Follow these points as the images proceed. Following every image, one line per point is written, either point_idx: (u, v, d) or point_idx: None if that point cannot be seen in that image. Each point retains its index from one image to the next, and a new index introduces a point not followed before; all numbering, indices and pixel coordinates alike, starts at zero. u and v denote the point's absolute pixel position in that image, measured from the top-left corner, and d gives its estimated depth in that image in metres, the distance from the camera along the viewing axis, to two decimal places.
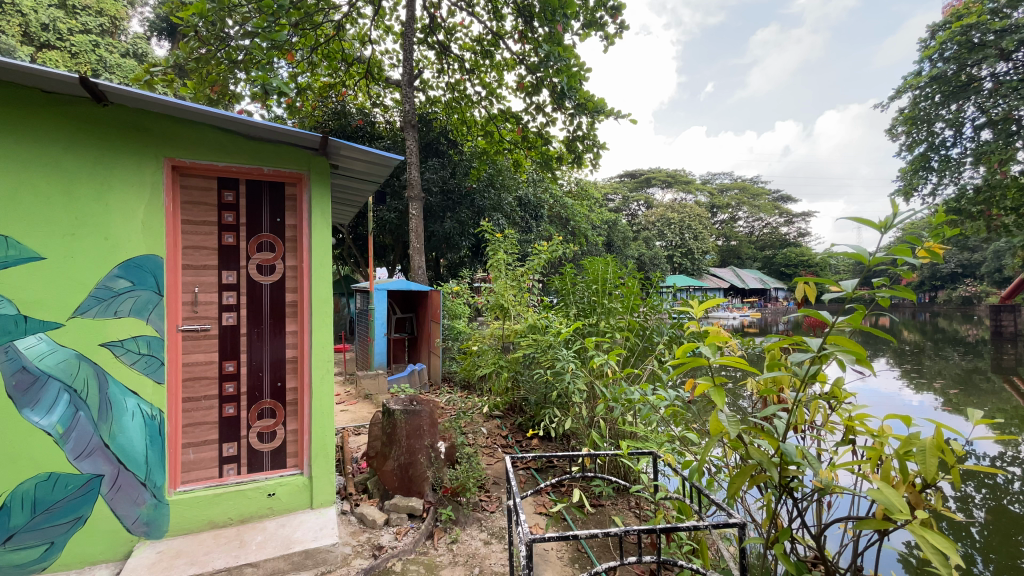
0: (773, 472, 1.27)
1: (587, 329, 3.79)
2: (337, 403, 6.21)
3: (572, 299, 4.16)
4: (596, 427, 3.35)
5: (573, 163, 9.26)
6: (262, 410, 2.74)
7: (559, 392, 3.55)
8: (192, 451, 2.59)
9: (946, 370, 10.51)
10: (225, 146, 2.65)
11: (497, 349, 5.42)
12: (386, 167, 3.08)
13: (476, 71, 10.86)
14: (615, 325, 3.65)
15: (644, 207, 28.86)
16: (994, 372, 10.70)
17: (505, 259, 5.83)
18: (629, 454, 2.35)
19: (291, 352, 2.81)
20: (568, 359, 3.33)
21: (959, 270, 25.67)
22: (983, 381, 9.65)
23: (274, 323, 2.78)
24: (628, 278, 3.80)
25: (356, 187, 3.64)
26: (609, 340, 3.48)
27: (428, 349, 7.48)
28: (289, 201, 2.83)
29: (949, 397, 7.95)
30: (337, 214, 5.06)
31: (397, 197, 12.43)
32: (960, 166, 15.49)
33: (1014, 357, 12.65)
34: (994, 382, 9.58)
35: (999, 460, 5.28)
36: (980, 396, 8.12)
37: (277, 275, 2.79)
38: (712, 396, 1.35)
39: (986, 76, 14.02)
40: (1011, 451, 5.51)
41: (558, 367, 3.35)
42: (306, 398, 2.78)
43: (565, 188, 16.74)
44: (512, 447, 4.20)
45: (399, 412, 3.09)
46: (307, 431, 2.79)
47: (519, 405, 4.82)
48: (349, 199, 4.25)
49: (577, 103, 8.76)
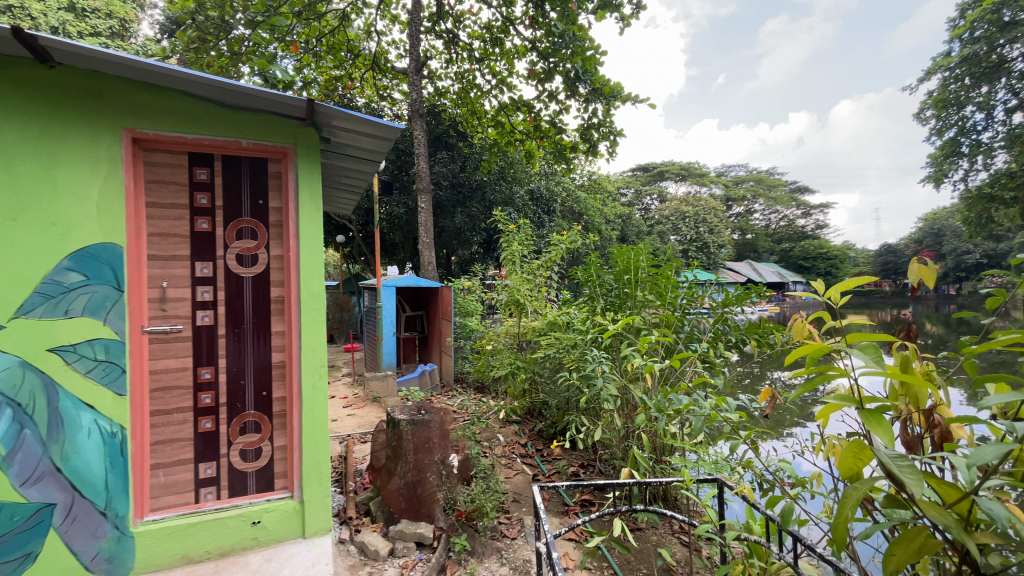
0: (969, 545, 0.81)
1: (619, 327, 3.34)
2: (344, 407, 5.85)
3: (599, 293, 3.70)
4: (632, 439, 2.93)
5: (588, 153, 8.81)
6: (245, 424, 2.36)
7: (588, 398, 3.12)
8: (163, 473, 2.23)
9: None
10: (196, 116, 2.26)
11: (513, 348, 5.01)
12: (389, 140, 2.68)
13: (486, 60, 10.45)
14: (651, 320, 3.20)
15: (659, 202, 28.16)
16: None
17: (520, 251, 5.36)
18: (692, 481, 1.88)
19: (278, 356, 2.42)
20: (600, 359, 2.92)
21: (985, 261, 24.80)
22: None
23: (257, 323, 2.39)
24: (664, 265, 3.33)
25: (356, 168, 3.27)
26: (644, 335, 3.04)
27: (440, 348, 7.11)
28: (273, 180, 2.43)
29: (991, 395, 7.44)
30: (335, 203, 4.66)
31: (407, 193, 12.08)
32: (992, 151, 14.76)
33: None
34: None
35: None
36: None
37: (260, 266, 2.39)
38: (865, 420, 0.88)
39: (1018, 56, 13.31)
40: None
41: (589, 370, 2.93)
42: (296, 408, 2.39)
43: (577, 181, 16.28)
44: (533, 457, 3.82)
45: (405, 422, 2.71)
46: (297, 447, 2.39)
47: (538, 410, 4.43)
48: (349, 186, 3.89)
49: (591, 88, 8.30)
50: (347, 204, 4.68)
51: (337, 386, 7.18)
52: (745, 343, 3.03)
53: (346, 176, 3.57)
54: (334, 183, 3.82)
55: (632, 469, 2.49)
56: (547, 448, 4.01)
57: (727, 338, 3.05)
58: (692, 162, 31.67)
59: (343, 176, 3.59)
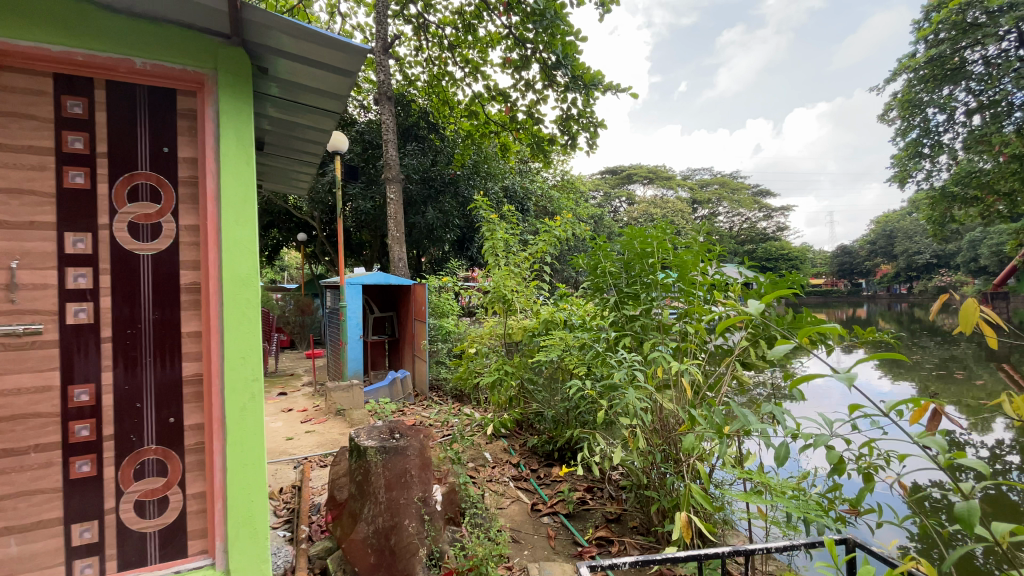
0: None
1: (644, 328, 2.67)
2: (303, 423, 5.09)
3: (611, 287, 2.93)
4: (666, 465, 2.32)
5: (567, 146, 8.29)
6: (144, 464, 1.65)
7: (609, 415, 2.48)
8: (14, 541, 1.51)
9: (944, 361, 10.05)
10: (67, 21, 1.56)
11: (501, 351, 4.41)
12: (350, 73, 2.04)
13: (458, 48, 9.82)
14: (684, 318, 2.55)
15: (628, 205, 28.03)
16: (994, 361, 10.24)
17: (504, 240, 4.69)
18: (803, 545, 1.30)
19: (192, 368, 1.71)
20: (631, 361, 2.31)
21: (934, 261, 25.97)
22: (983, 369, 9.23)
23: (160, 324, 1.67)
24: (694, 244, 2.66)
25: (302, 117, 2.56)
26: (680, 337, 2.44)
27: (413, 353, 6.43)
28: (185, 119, 1.74)
29: (970, 392, 7.38)
30: (284, 181, 3.91)
31: (374, 186, 11.29)
32: (954, 153, 15.04)
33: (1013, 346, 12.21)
34: (995, 370, 9.17)
35: (998, 450, 5.42)
36: (1009, 391, 7.51)
37: (165, 240, 1.68)
38: None
39: (978, 59, 13.59)
40: (1008, 441, 5.70)
41: (612, 379, 2.29)
42: (217, 441, 1.70)
43: (551, 180, 15.81)
44: (527, 480, 3.20)
45: (373, 451, 2.08)
46: (219, 495, 1.70)
47: (530, 422, 3.85)
48: (296, 151, 3.17)
49: (571, 76, 7.77)
50: (298, 182, 3.91)
51: (295, 397, 6.38)
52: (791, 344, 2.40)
53: (293, 134, 2.86)
54: (278, 147, 3.11)
55: (687, 510, 1.89)
56: (543, 469, 3.40)
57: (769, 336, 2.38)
58: (659, 166, 31.80)
59: (289, 136, 2.89)
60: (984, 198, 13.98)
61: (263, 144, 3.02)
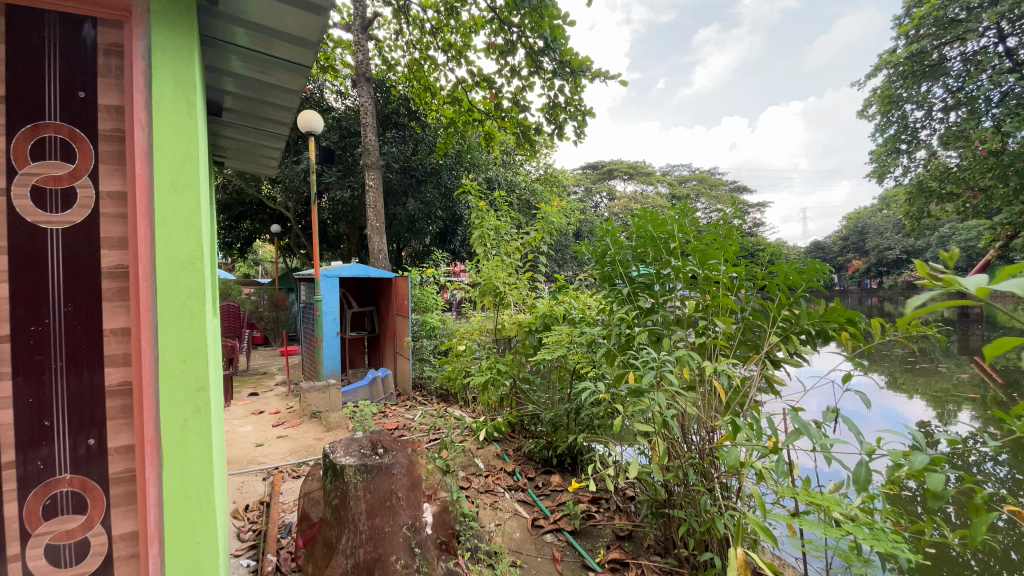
0: None
1: (662, 325, 2.32)
2: (275, 426, 4.69)
3: (619, 277, 2.55)
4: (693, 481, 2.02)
5: (555, 135, 7.96)
6: (56, 499, 1.28)
7: (627, 423, 2.13)
8: None
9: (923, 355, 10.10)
10: None
11: (491, 348, 4.08)
12: (321, 10, 1.65)
13: (440, 32, 9.37)
14: (708, 313, 2.24)
15: (609, 199, 27.88)
16: (970, 355, 10.35)
17: (495, 228, 4.34)
18: None
19: (119, 375, 1.33)
20: (658, 361, 1.97)
21: (904, 257, 26.55)
22: (959, 364, 9.31)
23: (73, 317, 1.29)
24: (718, 227, 2.32)
25: (268, 75, 2.17)
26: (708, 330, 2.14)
27: (394, 350, 6.07)
28: (109, 57, 1.34)
29: (956, 388, 7.37)
30: (251, 159, 3.44)
31: (352, 175, 10.79)
32: (931, 150, 15.19)
33: (986, 340, 12.43)
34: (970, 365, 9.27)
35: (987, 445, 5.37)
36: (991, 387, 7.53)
37: (82, 210, 1.30)
38: None
39: (956, 56, 13.69)
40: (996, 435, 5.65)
41: (638, 388, 1.88)
42: (149, 470, 1.30)
43: (534, 172, 15.50)
44: (525, 491, 2.88)
45: (351, 471, 1.74)
46: (153, 542, 1.32)
47: (525, 425, 3.53)
48: (264, 119, 2.75)
49: (559, 61, 7.40)
50: (266, 158, 3.43)
51: (267, 398, 5.94)
52: (819, 338, 2.19)
53: (260, 97, 2.45)
54: (244, 115, 2.69)
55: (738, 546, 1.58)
56: (541, 477, 3.08)
57: (800, 331, 2.15)
58: (639, 161, 31.77)
59: (255, 100, 2.48)
60: (959, 195, 14.17)
61: (227, 111, 2.60)
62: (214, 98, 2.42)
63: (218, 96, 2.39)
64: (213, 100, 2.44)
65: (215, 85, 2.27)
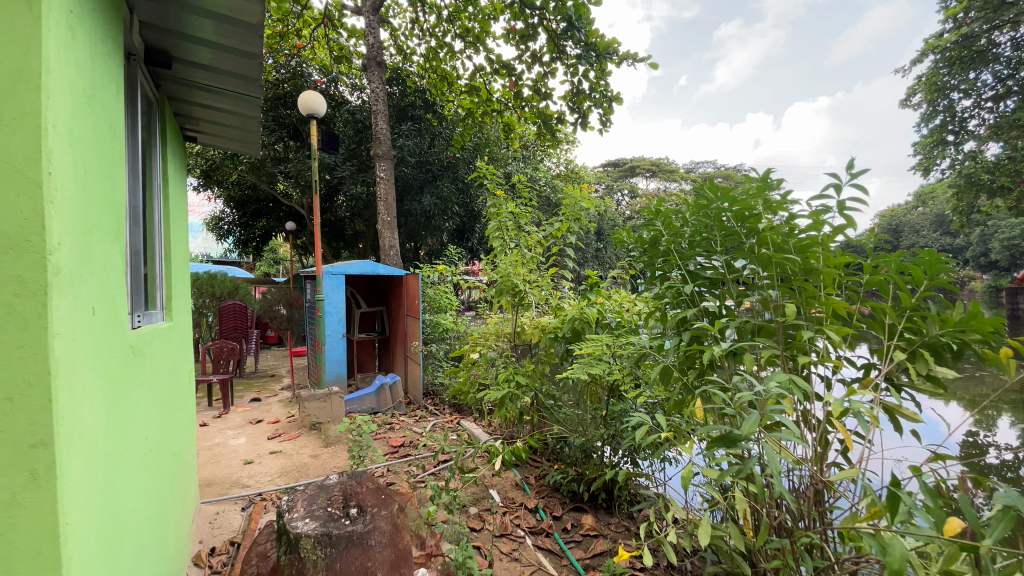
0: None
1: (740, 336, 1.70)
2: (271, 439, 4.24)
3: (674, 274, 1.93)
4: (791, 558, 1.43)
5: (577, 124, 7.36)
6: None
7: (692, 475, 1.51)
8: None
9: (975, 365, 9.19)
10: None
11: (509, 357, 3.54)
12: None
13: (458, 19, 8.87)
14: (805, 318, 1.64)
15: (630, 198, 26.95)
16: None
17: (515, 218, 3.79)
18: None
19: None
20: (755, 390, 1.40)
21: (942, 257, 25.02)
22: None
23: None
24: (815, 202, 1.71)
25: (254, 15, 1.59)
26: (814, 340, 1.54)
27: (405, 354, 5.58)
28: None
29: None
30: (228, 130, 2.79)
31: (366, 171, 10.40)
32: (980, 143, 14.06)
33: None
34: None
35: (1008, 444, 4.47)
36: None
37: None
38: None
39: (1008, 41, 12.61)
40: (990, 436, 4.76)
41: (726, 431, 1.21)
42: None
43: (555, 168, 14.93)
44: (551, 537, 2.33)
45: (309, 542, 1.34)
46: None
47: (551, 450, 2.98)
48: (252, 83, 2.17)
49: (584, 43, 6.77)
50: (248, 131, 2.81)
51: (269, 405, 5.51)
52: (965, 358, 1.58)
53: (250, 50, 1.87)
54: (226, 76, 2.10)
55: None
56: (570, 517, 2.53)
57: (938, 345, 1.55)
58: (661, 159, 30.77)
59: (241, 55, 1.90)
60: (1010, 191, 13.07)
61: (202, 69, 2.02)
62: (184, 49, 1.85)
63: (189, 46, 1.81)
64: (183, 50, 1.85)
65: (183, 26, 1.69)
